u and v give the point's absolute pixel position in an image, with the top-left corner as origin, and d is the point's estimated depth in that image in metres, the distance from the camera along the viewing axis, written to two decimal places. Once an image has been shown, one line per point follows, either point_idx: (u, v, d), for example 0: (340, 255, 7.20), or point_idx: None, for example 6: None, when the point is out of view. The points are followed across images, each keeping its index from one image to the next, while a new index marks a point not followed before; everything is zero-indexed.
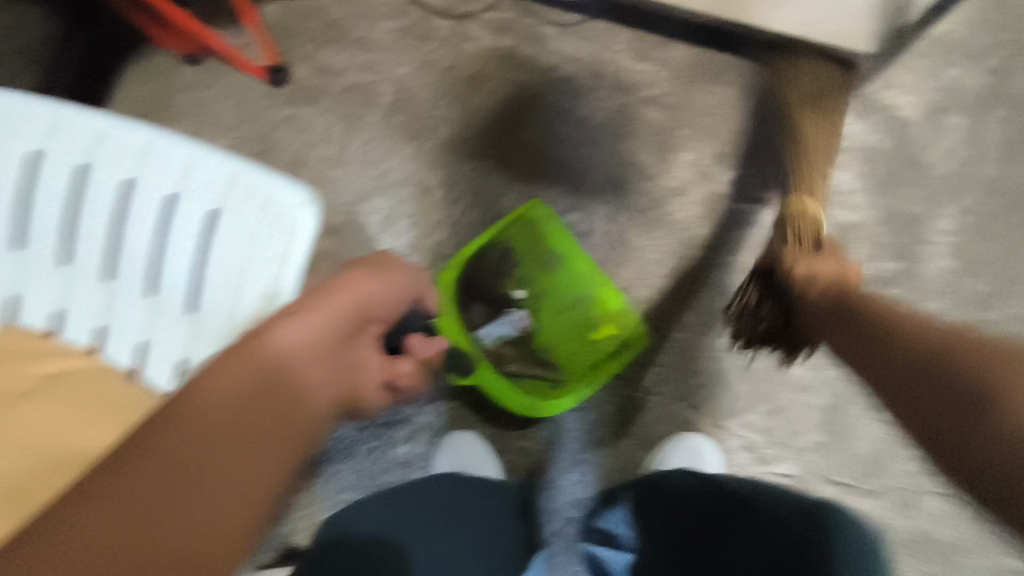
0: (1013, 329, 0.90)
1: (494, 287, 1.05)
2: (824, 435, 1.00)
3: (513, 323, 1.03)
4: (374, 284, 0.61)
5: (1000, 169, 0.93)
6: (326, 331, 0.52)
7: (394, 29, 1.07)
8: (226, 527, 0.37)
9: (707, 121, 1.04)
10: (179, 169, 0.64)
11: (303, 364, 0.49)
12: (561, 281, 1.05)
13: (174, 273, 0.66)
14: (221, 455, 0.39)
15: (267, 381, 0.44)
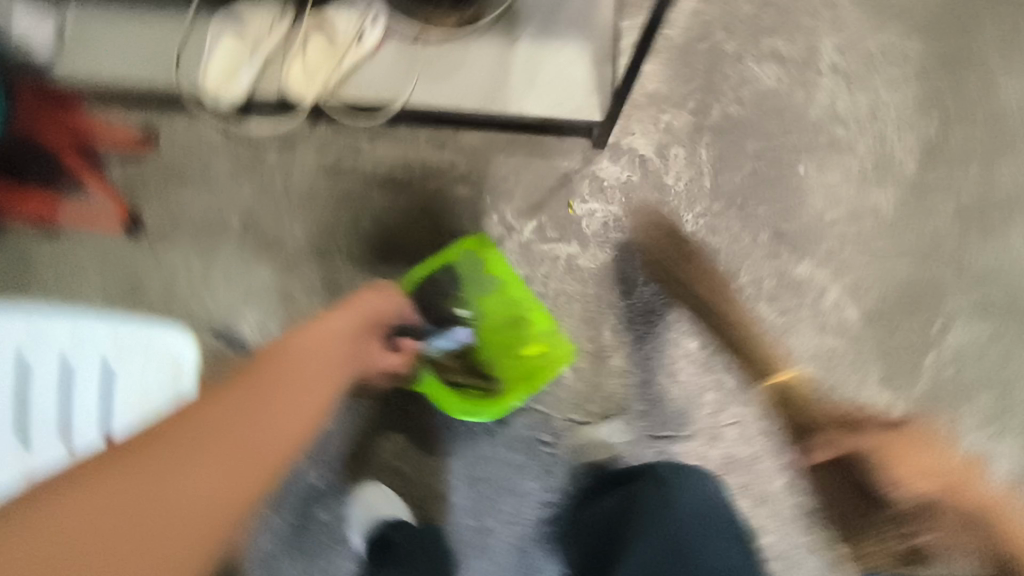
0: (753, 292, 1.21)
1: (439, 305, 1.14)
2: (644, 405, 1.17)
3: (455, 338, 1.13)
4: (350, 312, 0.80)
5: (715, 179, 1.25)
6: (315, 343, 0.70)
7: (228, 164, 1.20)
8: (221, 493, 0.51)
9: (507, 184, 1.22)
10: (66, 337, 0.78)
11: (275, 396, 0.59)
12: (499, 302, 1.16)
13: (87, 420, 0.79)
14: (223, 441, 0.53)
15: (241, 400, 0.56)
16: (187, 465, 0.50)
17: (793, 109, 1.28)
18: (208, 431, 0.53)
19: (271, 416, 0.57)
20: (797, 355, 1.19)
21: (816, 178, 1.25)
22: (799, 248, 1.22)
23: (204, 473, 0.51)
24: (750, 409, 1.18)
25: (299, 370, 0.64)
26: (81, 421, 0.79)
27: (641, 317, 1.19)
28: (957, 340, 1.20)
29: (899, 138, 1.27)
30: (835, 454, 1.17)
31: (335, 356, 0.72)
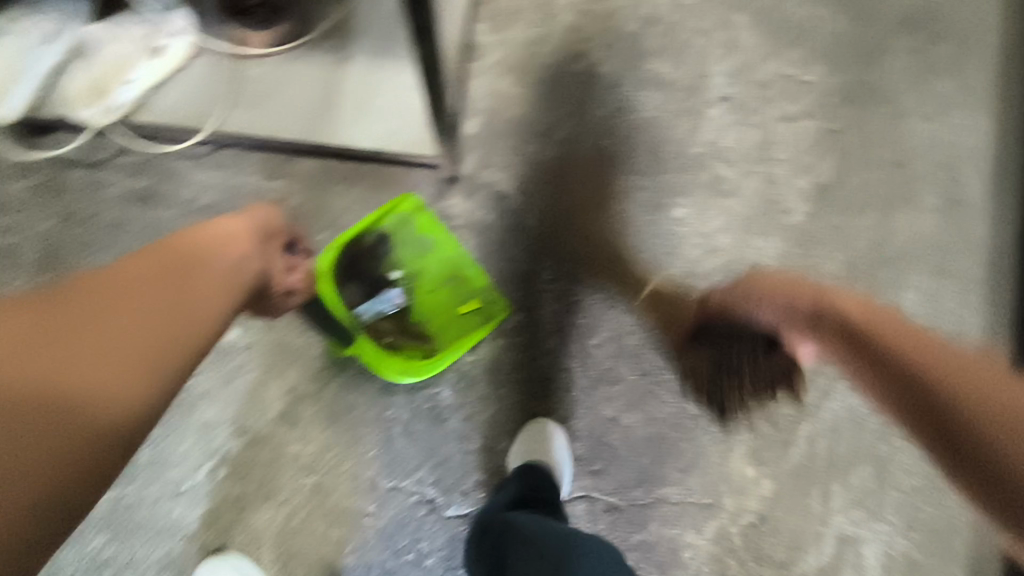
0: (613, 351, 1.09)
1: (371, 269, 1.05)
2: (482, 474, 1.05)
3: (389, 301, 1.04)
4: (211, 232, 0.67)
5: (581, 221, 1.12)
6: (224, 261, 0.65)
7: (26, 188, 1.06)
8: (128, 384, 0.53)
9: (342, 219, 1.08)
10: None
11: (95, 325, 0.53)
12: (433, 262, 1.08)
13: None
14: (85, 358, 0.52)
15: (86, 338, 0.53)
16: (95, 351, 0.52)
17: (673, 142, 1.15)
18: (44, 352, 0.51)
19: (134, 335, 0.54)
20: (656, 422, 1.08)
21: (693, 224, 1.13)
22: (667, 302, 1.10)
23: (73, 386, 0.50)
24: (603, 481, 1.06)
25: (188, 270, 0.62)
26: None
27: (486, 375, 1.07)
28: (833, 410, 1.09)
29: (788, 180, 1.14)
30: (693, 533, 1.06)
31: (223, 270, 0.64)
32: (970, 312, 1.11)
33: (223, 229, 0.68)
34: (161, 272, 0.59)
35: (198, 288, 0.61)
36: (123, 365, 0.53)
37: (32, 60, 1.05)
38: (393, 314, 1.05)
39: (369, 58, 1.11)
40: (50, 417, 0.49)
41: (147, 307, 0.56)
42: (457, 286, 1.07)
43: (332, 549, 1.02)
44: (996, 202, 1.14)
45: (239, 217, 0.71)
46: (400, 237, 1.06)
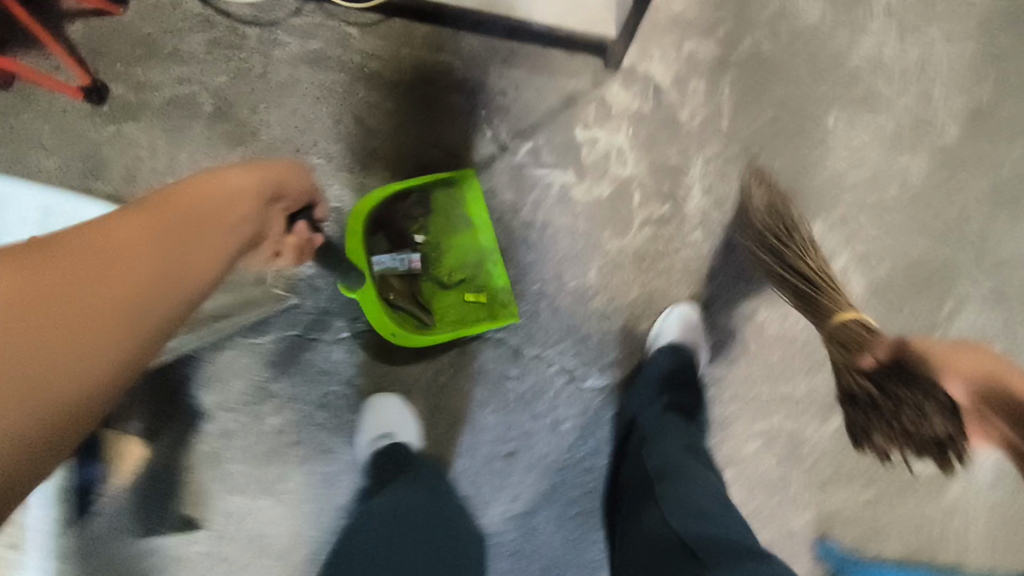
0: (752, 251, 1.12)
1: (399, 224, 1.08)
2: (619, 352, 1.10)
3: (404, 261, 1.06)
4: (217, 182, 0.58)
5: (732, 122, 1.13)
6: (222, 221, 0.56)
7: (204, 42, 1.09)
8: (111, 341, 0.43)
9: (504, 98, 1.11)
10: (31, 212, 0.73)
11: (89, 274, 0.44)
12: (462, 240, 1.10)
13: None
14: (55, 317, 0.41)
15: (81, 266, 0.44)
16: (81, 304, 0.42)
17: (833, 53, 1.15)
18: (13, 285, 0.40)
19: (122, 283, 0.45)
20: (790, 322, 1.12)
21: (844, 134, 1.14)
22: (810, 209, 1.13)
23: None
24: (731, 373, 1.11)
25: (179, 229, 0.52)
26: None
27: (629, 262, 1.11)
28: (961, 329, 1.13)
29: (944, 100, 1.15)
30: (814, 429, 1.11)
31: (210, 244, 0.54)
32: None
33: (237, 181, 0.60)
34: (154, 219, 0.50)
35: (191, 250, 0.51)
36: (109, 323, 0.43)
37: None
38: (408, 273, 1.08)
39: None
40: (28, 354, 0.39)
41: (134, 269, 0.46)
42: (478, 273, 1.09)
43: (476, 406, 1.09)
44: None
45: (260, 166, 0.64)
46: (439, 211, 1.09)
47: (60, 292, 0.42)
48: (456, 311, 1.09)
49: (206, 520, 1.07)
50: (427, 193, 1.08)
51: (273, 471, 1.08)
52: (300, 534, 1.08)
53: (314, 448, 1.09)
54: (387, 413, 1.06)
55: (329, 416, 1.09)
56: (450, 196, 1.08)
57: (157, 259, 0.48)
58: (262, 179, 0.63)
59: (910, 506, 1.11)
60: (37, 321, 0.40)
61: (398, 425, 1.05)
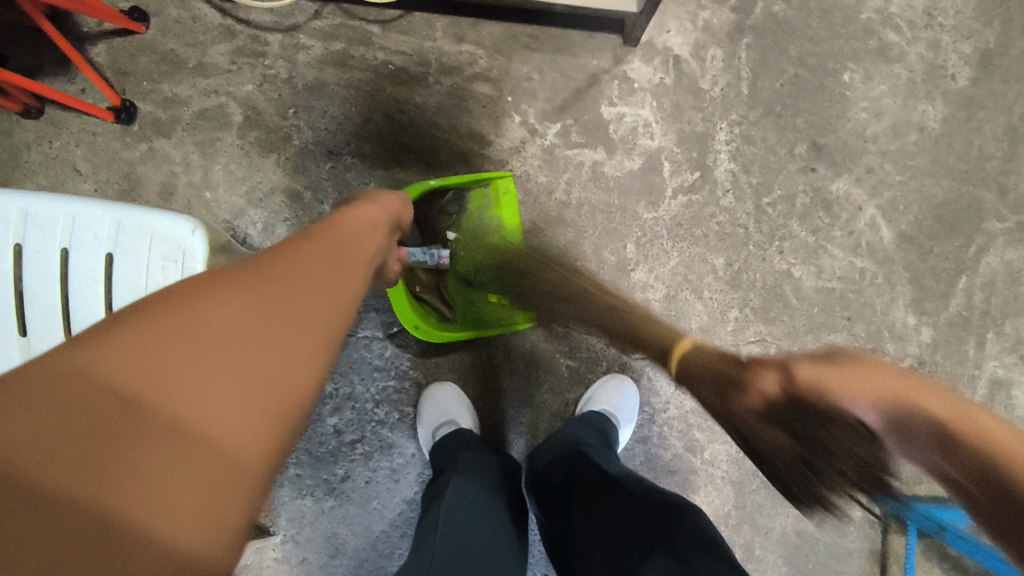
0: (784, 210, 1.15)
1: (433, 222, 1.10)
2: (664, 319, 1.12)
3: (433, 256, 1.07)
4: (361, 211, 0.62)
5: (753, 85, 1.16)
6: (368, 243, 0.58)
7: (227, 52, 1.09)
8: (326, 350, 0.44)
9: (529, 82, 1.12)
10: (100, 228, 0.74)
11: (301, 286, 0.45)
12: (493, 243, 1.10)
13: (88, 287, 0.73)
14: (290, 329, 0.42)
15: (291, 279, 0.45)
16: (306, 313, 0.44)
17: (842, 9, 1.17)
18: (249, 297, 0.41)
19: (324, 293, 0.46)
20: (826, 275, 1.15)
21: (861, 88, 1.17)
22: (835, 163, 1.16)
23: (202, 417, 0.35)
24: (775, 330, 1.14)
25: (349, 251, 0.54)
26: (80, 273, 0.73)
27: (666, 232, 1.13)
28: (991, 265, 1.16)
29: (953, 46, 1.18)
30: None
31: (360, 258, 0.55)
32: None
33: (368, 212, 0.63)
34: (329, 242, 0.52)
35: (359, 269, 0.53)
36: (327, 334, 0.44)
37: None
38: (434, 268, 1.09)
39: None
40: (273, 361, 0.40)
41: (326, 278, 0.48)
42: (499, 281, 1.10)
43: (530, 386, 1.11)
44: None
45: (383, 202, 0.68)
46: (473, 213, 1.10)
47: (296, 297, 0.44)
48: (470, 315, 1.10)
49: (275, 526, 1.08)
50: (465, 192, 1.10)
51: (338, 472, 1.09)
52: (372, 531, 1.09)
53: (376, 444, 1.09)
54: (444, 398, 1.07)
55: (388, 411, 1.10)
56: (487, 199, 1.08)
57: (344, 273, 0.50)
58: (386, 214, 0.67)
59: None
60: (276, 332, 0.41)
61: (457, 410, 1.06)
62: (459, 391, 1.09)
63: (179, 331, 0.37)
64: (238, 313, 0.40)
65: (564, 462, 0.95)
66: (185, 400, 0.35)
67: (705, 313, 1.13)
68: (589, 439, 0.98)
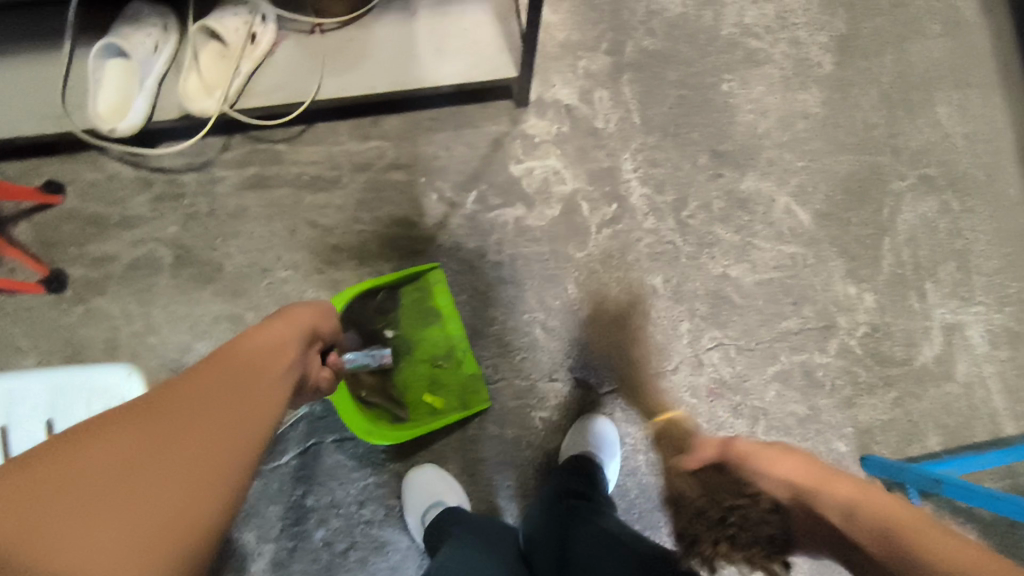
0: (705, 219, 1.20)
1: (368, 322, 1.08)
2: (622, 348, 1.14)
3: (375, 357, 1.05)
4: (281, 322, 0.61)
5: (643, 114, 1.24)
6: (288, 347, 0.57)
7: (148, 201, 1.14)
8: (233, 464, 0.41)
9: (438, 161, 1.18)
10: (35, 396, 0.74)
11: (208, 396, 0.43)
12: (434, 334, 1.11)
13: None
14: (191, 446, 0.40)
15: (199, 392, 0.43)
16: (206, 424, 0.41)
17: (704, 30, 1.28)
18: (144, 413, 0.40)
19: (233, 407, 0.44)
20: (761, 268, 1.19)
21: (742, 94, 1.26)
22: (739, 165, 1.23)
23: (83, 563, 0.33)
24: (729, 332, 1.16)
25: (264, 359, 0.52)
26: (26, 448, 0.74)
27: (600, 265, 1.17)
28: (908, 221, 1.22)
29: (810, 39, 1.29)
30: (820, 355, 1.17)
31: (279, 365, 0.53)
32: (992, 111, 1.27)
33: (287, 322, 0.62)
34: (243, 351, 0.51)
35: (275, 377, 0.52)
36: (234, 447, 0.42)
37: (146, 72, 1.07)
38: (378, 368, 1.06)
39: (437, 7, 1.16)
40: (165, 488, 0.37)
41: (237, 387, 0.46)
42: (449, 364, 1.11)
43: (510, 446, 1.11)
44: (989, 16, 1.31)
45: (307, 309, 0.68)
46: (407, 307, 1.11)
47: (198, 407, 0.42)
48: (428, 404, 1.09)
49: None
50: (397, 288, 1.10)
51: None
52: None
53: (369, 546, 1.06)
54: (428, 482, 1.05)
55: (374, 509, 1.07)
56: (420, 294, 1.11)
57: (258, 383, 0.49)
58: (306, 320, 0.66)
59: (932, 393, 1.17)
60: (171, 454, 0.39)
61: (445, 489, 1.04)
62: (442, 470, 1.08)
63: (65, 477, 0.35)
64: (124, 434, 0.38)
65: (554, 510, 0.94)
66: (66, 546, 0.33)
67: (660, 333, 1.15)
68: (574, 487, 0.97)
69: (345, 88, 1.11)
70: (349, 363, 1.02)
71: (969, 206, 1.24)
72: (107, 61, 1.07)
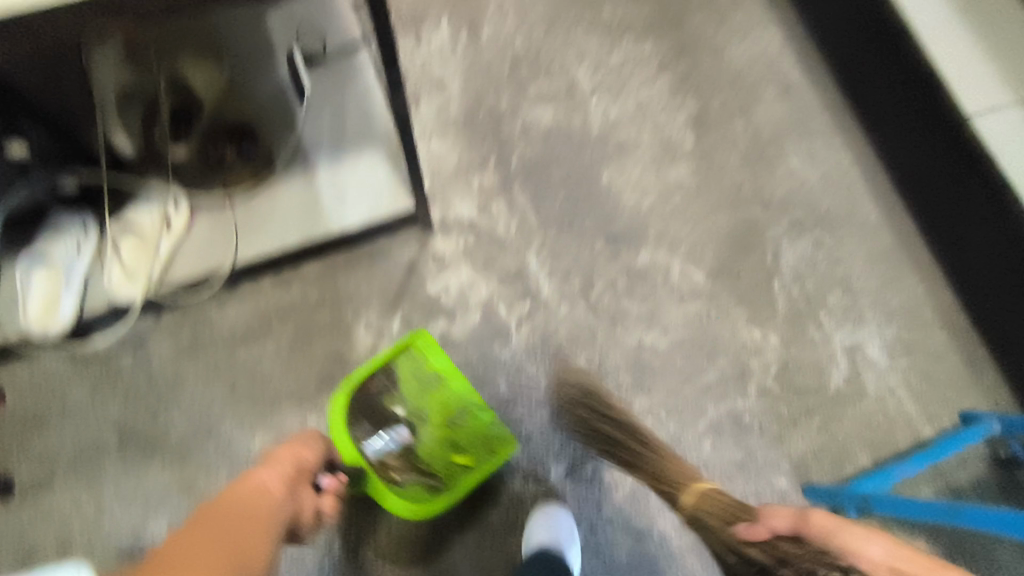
0: (612, 297, 1.31)
1: (380, 404, 1.17)
2: (561, 433, 1.22)
3: (392, 439, 1.15)
4: (264, 470, 0.86)
5: (538, 214, 1.37)
6: (266, 491, 0.82)
7: (86, 388, 1.18)
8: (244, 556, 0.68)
9: (359, 294, 1.27)
10: None
11: (215, 530, 0.70)
12: (442, 395, 1.18)
13: None
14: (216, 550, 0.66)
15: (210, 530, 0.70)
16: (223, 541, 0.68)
17: (577, 132, 1.45)
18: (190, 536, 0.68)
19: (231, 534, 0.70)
20: (672, 330, 1.30)
21: (621, 180, 1.41)
22: (632, 242, 1.36)
23: None
24: (656, 397, 1.25)
25: (250, 503, 0.78)
26: None
27: (527, 359, 1.26)
28: (790, 262, 1.36)
29: (670, 122, 1.47)
30: (743, 399, 1.26)
31: (268, 504, 0.80)
32: (839, 152, 1.45)
33: (269, 470, 0.87)
34: (233, 503, 0.77)
35: (261, 510, 0.77)
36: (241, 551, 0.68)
37: (70, 271, 1.15)
38: (399, 447, 1.15)
39: (336, 157, 1.28)
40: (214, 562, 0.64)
41: (236, 522, 0.73)
42: (468, 419, 1.18)
43: (473, 551, 1.16)
44: (815, 73, 1.51)
45: (290, 447, 0.92)
46: (408, 378, 1.18)
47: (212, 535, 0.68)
48: (460, 463, 1.15)
49: None
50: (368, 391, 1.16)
51: None
52: None
53: None
54: None
55: None
56: (415, 361, 1.17)
57: (246, 519, 0.74)
58: (289, 460, 0.90)
59: (850, 413, 1.26)
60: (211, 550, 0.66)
61: None
62: None
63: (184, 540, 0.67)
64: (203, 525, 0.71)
65: None
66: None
67: None
68: None
69: (261, 250, 1.22)
70: (370, 450, 1.13)
71: (840, 238, 1.39)
72: (31, 268, 1.14)
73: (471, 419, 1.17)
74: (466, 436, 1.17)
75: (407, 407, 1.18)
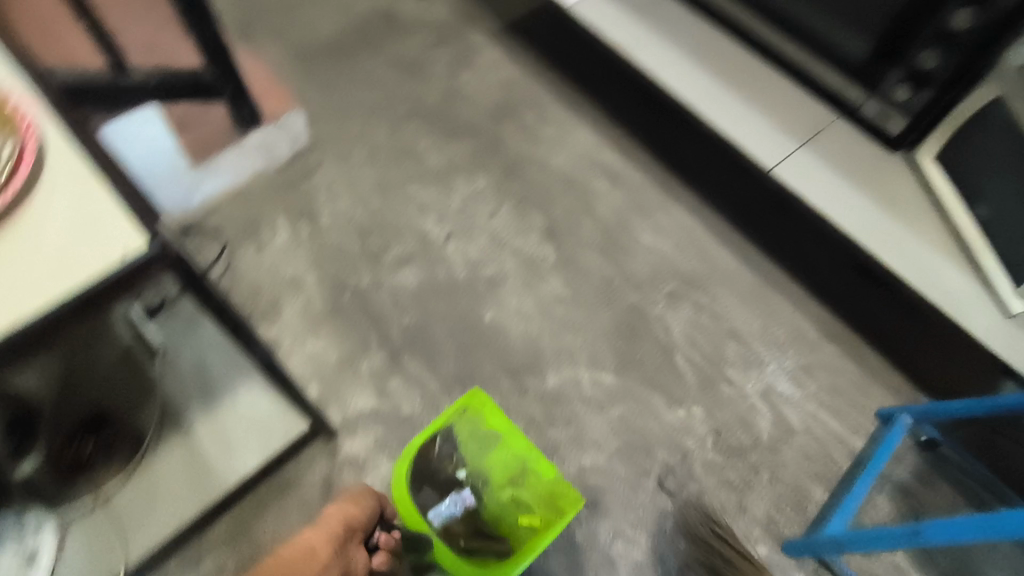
0: (537, 433, 1.30)
1: (440, 470, 1.20)
2: None
3: (457, 503, 1.16)
4: (312, 533, 1.02)
5: (437, 378, 1.35)
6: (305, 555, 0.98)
7: None
8: None
9: (279, 538, 1.17)
10: None
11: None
12: (502, 456, 1.20)
13: None
14: None
15: None
16: None
17: (446, 283, 1.47)
18: None
19: None
20: (604, 443, 1.30)
21: (503, 314, 1.43)
22: (536, 370, 1.37)
23: None
24: (615, 516, 1.24)
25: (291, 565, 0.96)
26: None
27: None
28: (681, 333, 1.43)
29: (527, 243, 1.53)
30: (691, 483, 1.27)
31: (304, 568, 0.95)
32: (681, 217, 1.57)
33: (315, 533, 1.02)
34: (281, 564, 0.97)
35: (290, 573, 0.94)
36: None
37: None
38: (463, 513, 1.17)
39: (211, 407, 1.22)
40: None
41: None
42: (529, 477, 1.18)
43: None
44: (632, 157, 1.66)
45: (337, 509, 1.06)
46: (468, 441, 1.21)
47: None
48: (526, 524, 1.15)
49: None
50: None
51: None
52: None
53: None
54: None
55: None
56: (473, 420, 1.20)
57: None
58: (334, 524, 1.03)
59: (789, 454, 1.31)
60: None
61: None
62: None
63: None
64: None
65: None
66: None
67: (561, 560, 1.20)
68: None
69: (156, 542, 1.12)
70: (434, 517, 1.14)
71: (714, 293, 1.48)
72: None
73: (535, 475, 1.17)
74: (528, 493, 1.18)
75: (468, 469, 1.21)
